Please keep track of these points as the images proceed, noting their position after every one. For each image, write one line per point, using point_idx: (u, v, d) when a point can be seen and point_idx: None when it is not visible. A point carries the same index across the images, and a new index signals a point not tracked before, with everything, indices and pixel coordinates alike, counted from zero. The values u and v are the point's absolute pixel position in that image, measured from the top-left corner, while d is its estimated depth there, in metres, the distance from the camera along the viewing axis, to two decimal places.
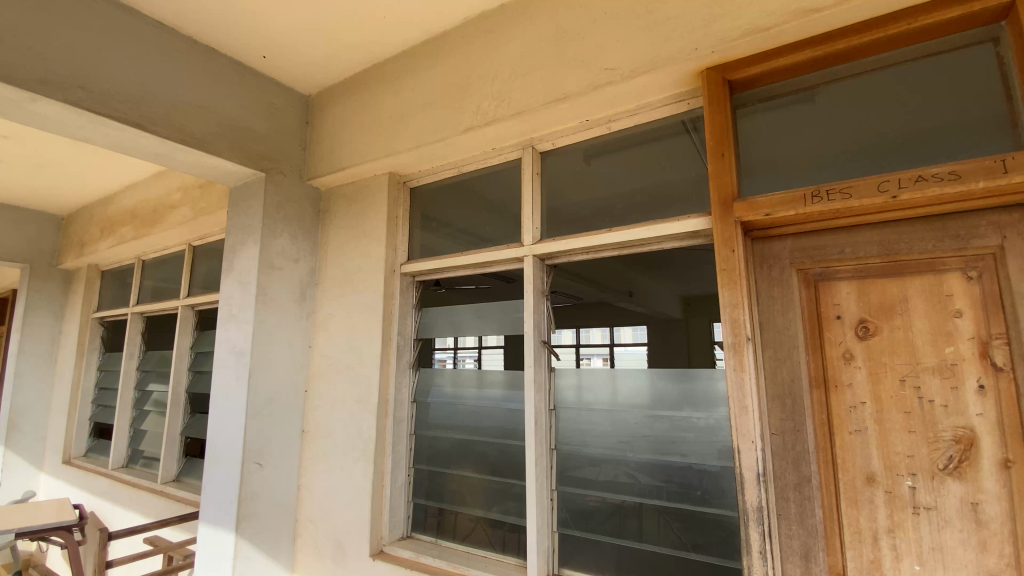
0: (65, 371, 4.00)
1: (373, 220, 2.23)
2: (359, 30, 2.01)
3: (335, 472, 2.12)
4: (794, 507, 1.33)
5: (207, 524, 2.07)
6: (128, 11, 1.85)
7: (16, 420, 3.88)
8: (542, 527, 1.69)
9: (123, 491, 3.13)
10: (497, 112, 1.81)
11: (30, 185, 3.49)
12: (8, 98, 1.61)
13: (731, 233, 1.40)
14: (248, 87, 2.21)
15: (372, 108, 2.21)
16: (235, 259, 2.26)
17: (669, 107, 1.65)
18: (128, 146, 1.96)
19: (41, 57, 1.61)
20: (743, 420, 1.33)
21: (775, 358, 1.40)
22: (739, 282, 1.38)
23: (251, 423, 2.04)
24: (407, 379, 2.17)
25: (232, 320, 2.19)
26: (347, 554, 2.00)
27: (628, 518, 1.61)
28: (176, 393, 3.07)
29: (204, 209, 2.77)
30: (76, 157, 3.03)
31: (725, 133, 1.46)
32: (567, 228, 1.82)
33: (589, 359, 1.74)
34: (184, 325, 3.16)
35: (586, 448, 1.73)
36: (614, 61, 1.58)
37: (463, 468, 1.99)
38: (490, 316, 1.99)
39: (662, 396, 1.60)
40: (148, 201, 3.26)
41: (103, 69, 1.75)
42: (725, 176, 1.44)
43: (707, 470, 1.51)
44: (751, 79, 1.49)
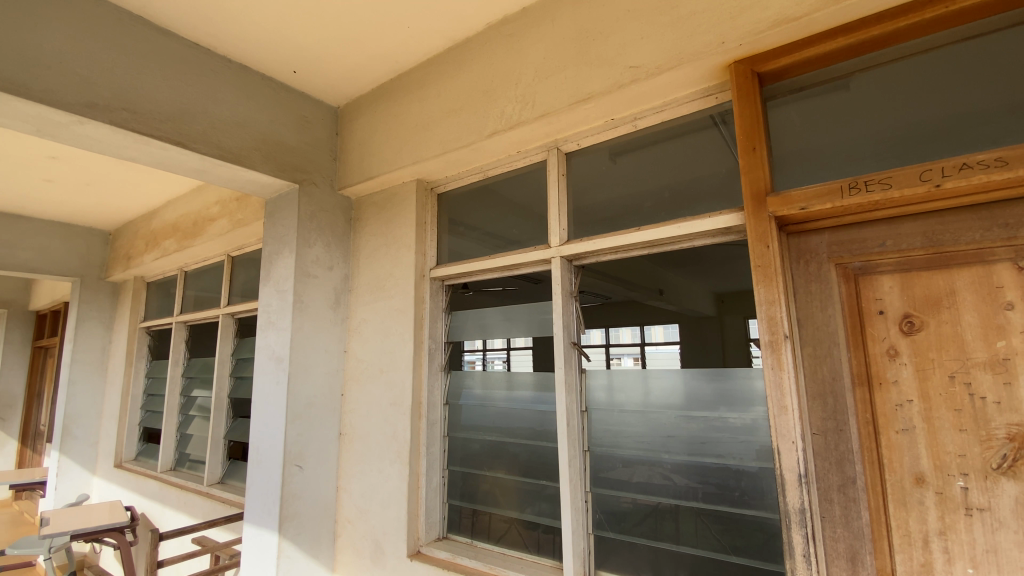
0: (115, 378, 4.20)
1: (402, 226, 2.28)
2: (384, 40, 2.05)
3: (371, 474, 2.16)
4: (838, 509, 1.29)
5: (251, 524, 2.14)
6: (166, 35, 1.93)
7: (71, 426, 4.09)
8: (577, 529, 1.69)
9: (171, 493, 3.26)
10: (522, 115, 1.82)
11: (80, 203, 3.69)
12: (58, 121, 1.70)
13: (765, 229, 1.37)
14: (279, 101, 2.28)
15: (399, 115, 2.25)
16: (272, 268, 2.33)
17: (696, 102, 1.63)
18: (169, 163, 2.05)
19: (88, 82, 1.71)
20: (782, 420, 1.31)
21: (815, 356, 1.36)
22: (775, 279, 1.35)
23: (290, 427, 2.10)
24: (439, 382, 2.20)
25: (270, 328, 2.27)
26: (385, 554, 2.04)
27: (664, 520, 1.59)
28: (219, 398, 3.20)
29: (241, 220, 2.87)
30: (122, 175, 3.18)
31: (756, 127, 1.43)
32: (595, 228, 1.81)
33: (620, 359, 1.73)
34: (225, 333, 3.28)
35: (619, 450, 1.72)
36: (638, 58, 1.57)
37: (496, 470, 2.00)
38: (518, 318, 2.00)
39: (697, 395, 1.58)
40: (188, 214, 3.40)
41: (146, 91, 1.84)
42: (757, 170, 1.41)
43: (745, 470, 1.48)
44: (781, 70, 1.46)
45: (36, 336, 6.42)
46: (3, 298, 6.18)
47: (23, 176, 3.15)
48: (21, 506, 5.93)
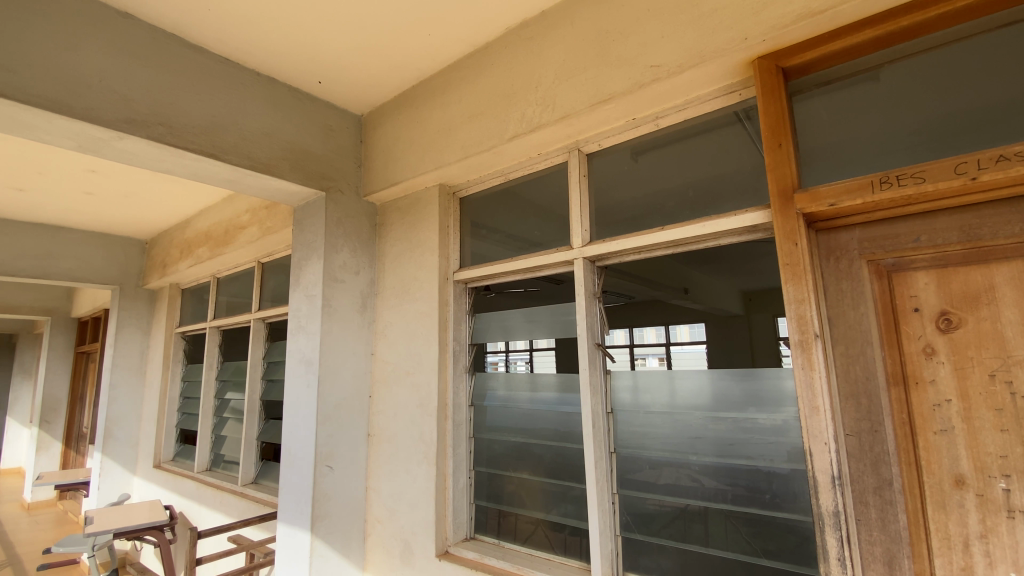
0: (153, 382, 4.36)
1: (426, 231, 2.31)
2: (406, 48, 2.09)
3: (399, 474, 2.20)
4: (874, 511, 1.26)
5: (284, 524, 2.20)
6: (198, 51, 2.01)
7: (112, 428, 4.26)
8: (604, 530, 1.69)
9: (207, 493, 3.37)
10: (542, 117, 1.83)
11: (119, 214, 3.85)
12: (99, 137, 1.78)
13: (793, 226, 1.35)
14: (306, 111, 2.34)
15: (421, 121, 2.29)
16: (301, 274, 2.39)
17: (719, 99, 1.62)
18: (202, 174, 2.12)
19: (126, 99, 1.79)
20: (814, 421, 1.28)
21: (847, 355, 1.33)
22: (804, 277, 1.33)
23: (321, 429, 2.15)
24: (464, 384, 2.22)
25: (301, 332, 2.33)
26: (413, 554, 2.07)
27: (693, 522, 1.58)
28: (252, 401, 3.29)
29: (270, 228, 2.95)
30: (157, 187, 3.31)
31: (782, 123, 1.41)
32: (618, 228, 1.81)
33: (644, 359, 1.71)
34: (256, 337, 3.37)
35: (645, 452, 1.71)
36: (659, 57, 1.56)
37: (521, 471, 2.01)
38: (540, 320, 2.02)
39: (725, 396, 1.56)
40: (220, 223, 3.52)
41: (180, 106, 1.92)
42: (784, 167, 1.39)
43: (775, 472, 1.46)
44: (807, 64, 1.43)
45: (78, 342, 6.72)
46: (48, 306, 6.49)
47: (65, 189, 3.31)
48: (65, 505, 6.21)
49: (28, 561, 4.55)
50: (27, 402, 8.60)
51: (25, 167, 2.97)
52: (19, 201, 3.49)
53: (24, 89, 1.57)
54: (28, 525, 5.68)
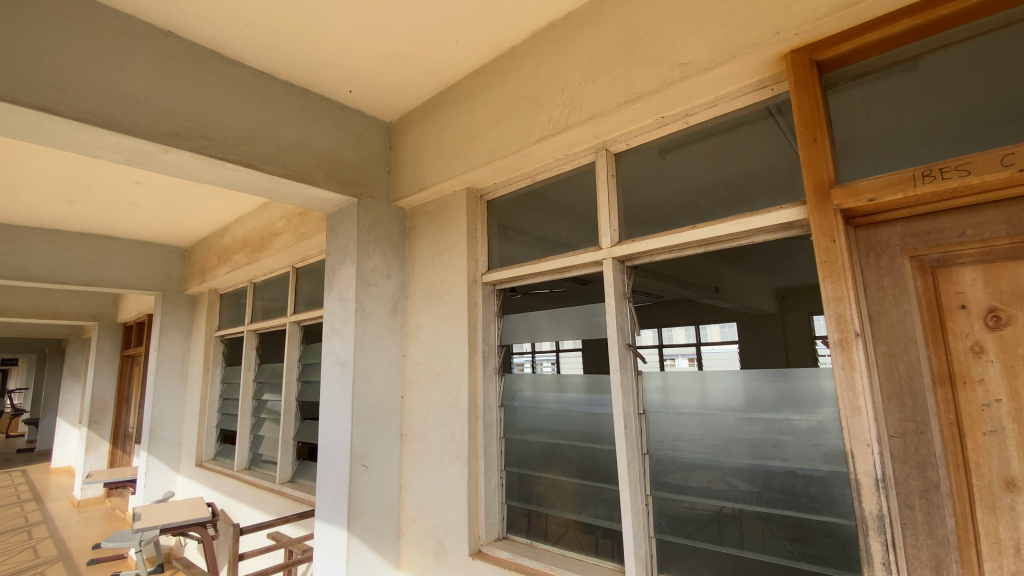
0: (194, 384, 4.53)
1: (454, 234, 2.34)
2: (433, 55, 2.13)
3: (432, 474, 2.23)
4: (920, 515, 1.22)
5: (322, 521, 2.26)
6: (236, 65, 2.09)
7: (157, 428, 4.45)
8: (638, 532, 1.68)
9: (247, 491, 3.49)
10: (570, 119, 1.84)
11: (161, 223, 4.02)
12: (145, 151, 1.87)
13: (831, 222, 1.32)
14: (337, 120, 2.41)
15: (449, 126, 2.32)
16: (334, 278, 2.46)
17: (750, 95, 1.59)
18: (240, 183, 2.20)
19: (170, 113, 1.87)
20: (856, 422, 1.25)
21: (890, 354, 1.29)
22: (843, 274, 1.30)
23: (356, 429, 2.21)
24: (494, 385, 2.24)
25: (335, 334, 2.39)
26: (447, 553, 2.10)
27: (728, 525, 1.56)
28: (288, 401, 3.39)
29: (305, 234, 3.04)
30: (197, 196, 3.45)
31: (817, 117, 1.39)
32: (647, 228, 1.80)
33: (674, 359, 1.71)
34: (291, 340, 3.47)
35: (677, 453, 1.70)
36: (688, 55, 1.55)
37: (552, 472, 2.02)
38: (567, 320, 2.03)
39: (759, 397, 1.53)
40: (255, 229, 3.64)
41: (219, 118, 2.00)
42: (819, 162, 1.36)
43: (812, 476, 1.43)
44: (842, 57, 1.40)
45: (124, 346, 7.04)
46: (96, 311, 6.83)
47: (112, 200, 3.47)
48: (113, 502, 6.50)
49: (80, 556, 4.79)
50: (77, 404, 9.05)
51: (76, 180, 3.14)
52: (69, 212, 3.68)
53: (76, 107, 1.66)
54: (79, 521, 5.97)
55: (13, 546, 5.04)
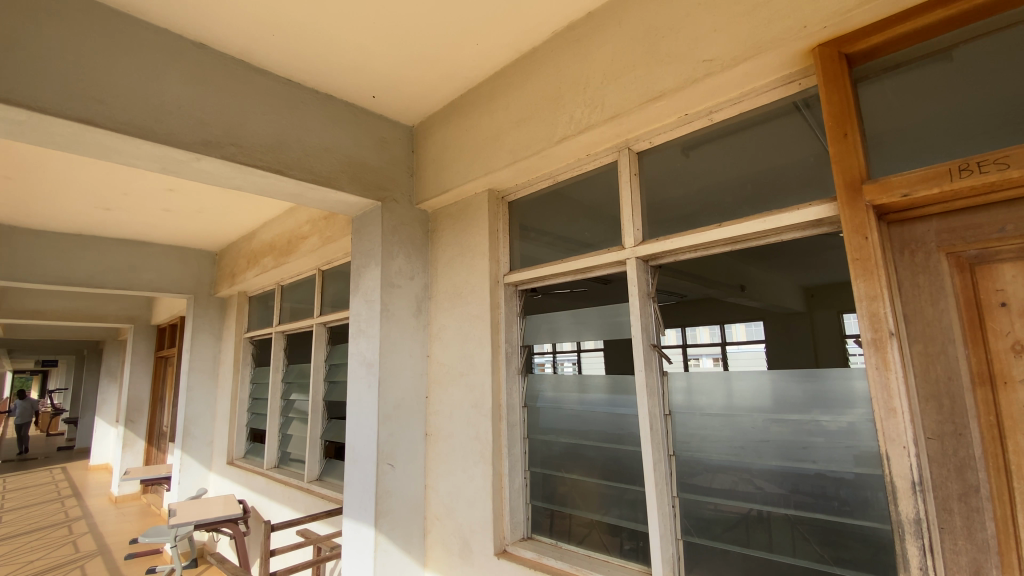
0: (225, 384, 4.66)
1: (477, 235, 2.36)
2: (454, 58, 2.15)
3: (456, 473, 2.25)
4: (959, 519, 1.18)
5: (350, 519, 2.30)
6: (264, 74, 2.15)
7: (189, 427, 4.58)
8: (665, 534, 1.66)
9: (277, 489, 3.57)
10: (591, 118, 1.84)
11: (192, 228, 4.15)
12: (179, 159, 1.94)
13: (863, 219, 1.29)
14: (362, 125, 2.45)
15: (470, 128, 2.34)
16: (359, 280, 2.50)
17: (777, 90, 1.57)
18: (269, 189, 2.26)
19: (201, 122, 1.93)
20: (891, 423, 1.22)
21: (927, 354, 1.26)
22: (876, 272, 1.26)
23: (382, 429, 2.24)
24: (517, 385, 2.25)
25: (361, 335, 2.43)
26: (473, 552, 2.11)
27: (756, 527, 1.53)
28: (316, 401, 3.46)
29: (330, 237, 3.10)
30: (226, 202, 3.54)
31: (847, 112, 1.35)
32: (671, 227, 1.78)
33: (698, 359, 1.70)
34: (318, 341, 3.54)
35: (703, 455, 1.67)
36: (712, 52, 1.53)
37: (575, 472, 2.01)
38: (589, 321, 2.03)
39: (786, 397, 1.51)
40: (282, 233, 3.72)
41: (248, 126, 2.05)
42: (850, 158, 1.33)
43: (842, 478, 1.40)
44: (873, 49, 1.36)
45: (158, 347, 7.29)
46: (131, 315, 7.08)
47: (146, 207, 3.60)
48: (149, 498, 6.73)
49: (118, 550, 4.97)
50: (114, 403, 9.37)
51: (113, 189, 3.27)
52: (106, 219, 3.83)
53: (114, 118, 1.73)
54: (116, 516, 6.19)
55: (56, 540, 5.27)
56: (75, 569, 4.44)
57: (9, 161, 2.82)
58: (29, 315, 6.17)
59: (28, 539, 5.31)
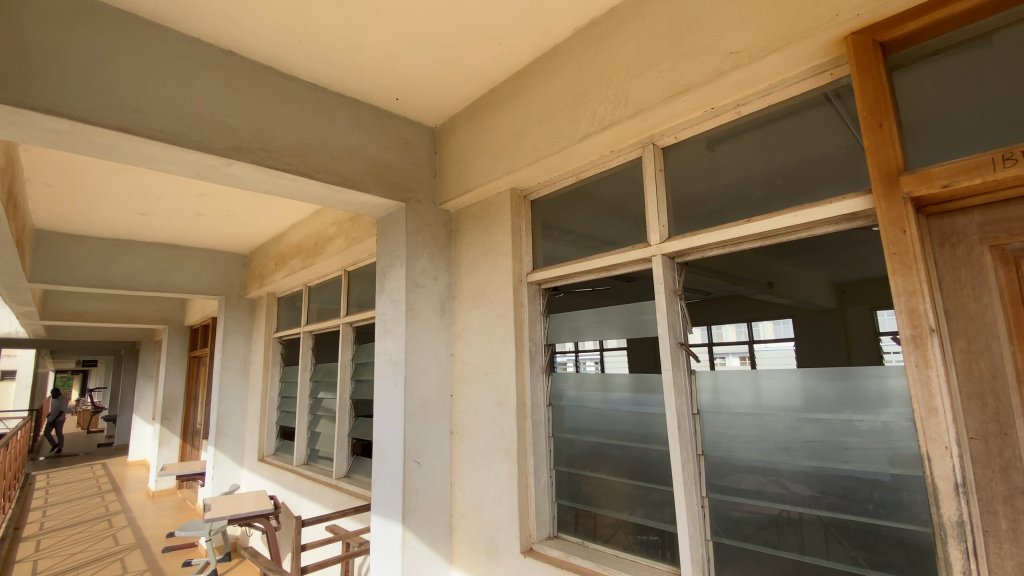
0: (255, 383, 4.79)
1: (500, 234, 2.37)
2: (476, 58, 2.16)
3: (481, 471, 2.26)
4: (1005, 522, 1.14)
5: (378, 515, 2.34)
6: (291, 79, 2.19)
7: (222, 425, 4.72)
8: (694, 534, 1.63)
9: (306, 485, 3.65)
10: (615, 114, 1.82)
11: (223, 231, 4.27)
12: (211, 164, 1.99)
13: (900, 211, 1.25)
14: (385, 128, 2.48)
15: (492, 128, 2.35)
16: (385, 281, 2.53)
17: (807, 81, 1.53)
18: (296, 192, 2.31)
19: (233, 128, 1.98)
20: (932, 423, 1.18)
21: (969, 351, 1.21)
22: (915, 266, 1.22)
23: (408, 426, 2.27)
24: (541, 383, 2.24)
25: (387, 334, 2.46)
26: (499, 550, 2.12)
27: (787, 529, 1.50)
28: (343, 399, 3.52)
29: (356, 238, 3.15)
30: (255, 205, 3.64)
31: (882, 101, 1.31)
32: (697, 224, 1.76)
33: (724, 358, 1.68)
34: (345, 341, 3.60)
35: (732, 455, 1.64)
36: (739, 44, 1.50)
37: (601, 471, 2.00)
38: (612, 319, 2.01)
39: (817, 396, 1.47)
40: (309, 235, 3.80)
41: (277, 131, 2.10)
42: (886, 148, 1.28)
43: (876, 480, 1.36)
44: (909, 36, 1.32)
45: (191, 347, 7.54)
46: (165, 316, 7.33)
47: (180, 211, 3.72)
48: (184, 494, 6.96)
49: (155, 543, 5.15)
50: (150, 401, 9.70)
51: (148, 195, 3.39)
52: (142, 223, 3.97)
53: (151, 126, 1.79)
54: (154, 511, 6.42)
55: (98, 533, 5.49)
56: (115, 562, 4.63)
57: (52, 169, 2.96)
58: (69, 317, 6.44)
59: (72, 532, 5.55)
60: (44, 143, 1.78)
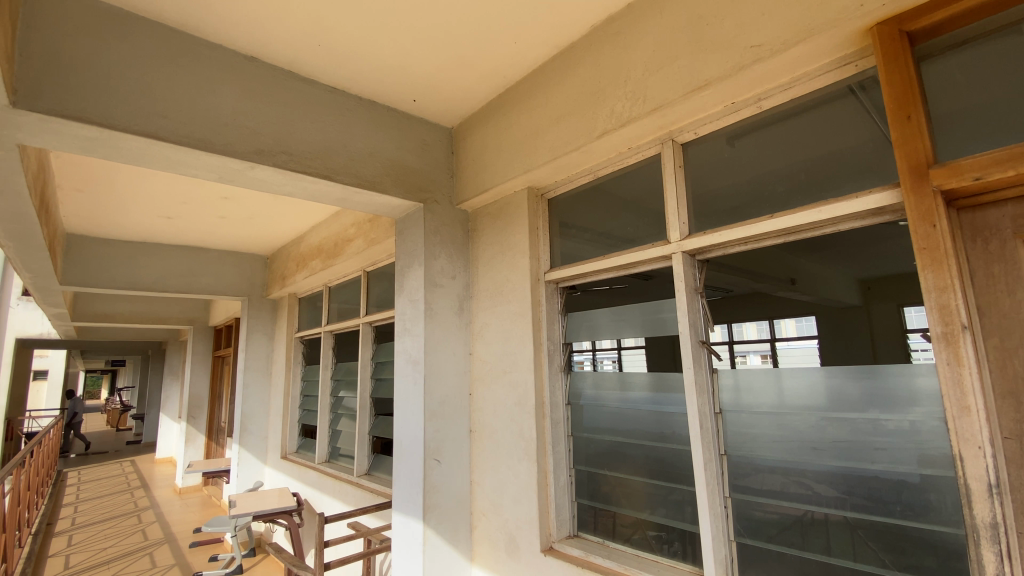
0: (278, 382, 4.88)
1: (517, 233, 2.37)
2: (492, 58, 2.17)
3: (501, 469, 2.27)
4: None
5: (399, 513, 2.36)
6: (311, 83, 2.23)
7: (246, 423, 4.82)
8: (717, 535, 1.61)
9: (328, 483, 3.70)
10: (633, 111, 1.81)
11: (245, 234, 4.36)
12: (235, 168, 2.04)
13: (930, 206, 1.21)
14: (403, 130, 2.51)
15: (509, 127, 2.35)
16: (404, 281, 2.56)
17: (831, 74, 1.49)
18: (317, 194, 2.34)
19: (255, 132, 2.03)
20: (964, 422, 1.14)
21: (1003, 348, 1.17)
22: (947, 261, 1.18)
23: (428, 425, 2.29)
24: (560, 382, 2.24)
25: (406, 334, 2.48)
26: (520, 549, 2.13)
27: (812, 531, 1.48)
28: (364, 398, 3.57)
29: (375, 239, 3.19)
30: (276, 208, 3.70)
31: (910, 93, 1.28)
32: (718, 220, 1.74)
33: (745, 356, 1.66)
34: (365, 340, 3.64)
35: (755, 455, 1.62)
36: (760, 37, 1.48)
37: (620, 471, 1.99)
38: (630, 318, 2.00)
39: (842, 395, 1.44)
40: (329, 236, 3.86)
41: (297, 134, 2.14)
42: (914, 141, 1.25)
43: (905, 481, 1.32)
44: (937, 25, 1.28)
45: (215, 347, 7.71)
46: (190, 316, 7.51)
47: (203, 214, 3.80)
48: (209, 491, 7.13)
49: (182, 538, 5.29)
50: (176, 401, 9.95)
51: (173, 198, 3.47)
52: (168, 226, 4.07)
53: (177, 131, 1.84)
54: (181, 507, 6.59)
55: (127, 528, 5.66)
56: (144, 557, 4.76)
57: (81, 175, 3.05)
58: (99, 318, 6.63)
59: (103, 527, 5.72)
60: (75, 149, 1.84)
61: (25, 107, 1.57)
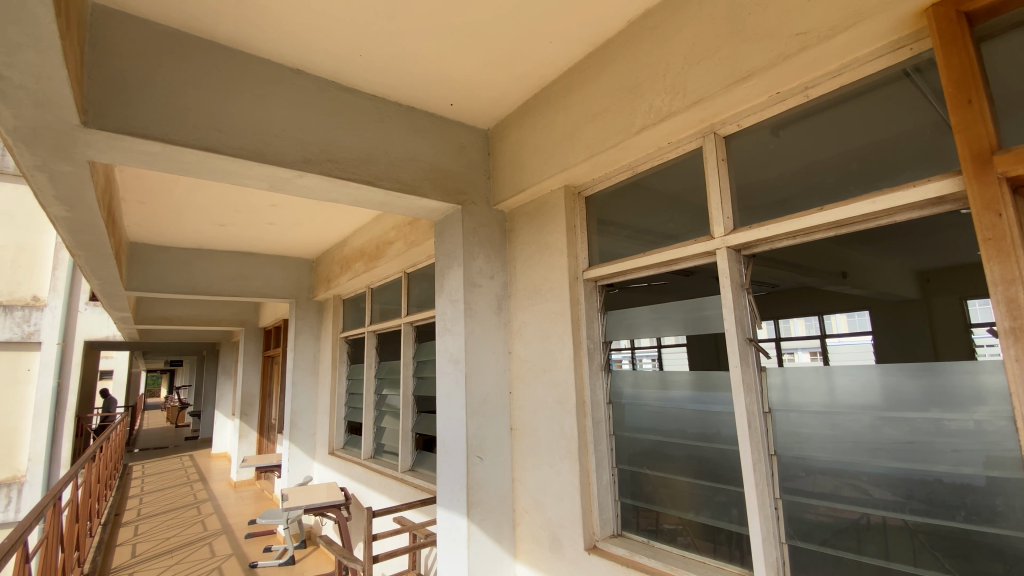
0: (324, 381, 5.06)
1: (555, 231, 2.38)
2: (528, 59, 2.18)
3: (543, 467, 2.29)
4: None
5: (443, 508, 2.42)
6: (353, 92, 2.31)
7: (295, 420, 5.02)
8: (768, 536, 1.57)
9: (374, 478, 3.81)
10: (672, 105, 1.79)
11: (291, 239, 4.55)
12: (284, 177, 2.13)
13: (994, 193, 1.15)
14: (441, 133, 2.56)
15: (545, 127, 2.36)
16: (444, 281, 2.61)
17: (885, 58, 1.43)
18: (360, 199, 2.42)
19: (303, 142, 2.12)
20: None
21: None
22: (1014, 252, 1.12)
23: (470, 422, 2.34)
24: (600, 382, 2.23)
25: (447, 333, 2.54)
26: (563, 546, 2.14)
27: (869, 534, 1.42)
28: (407, 396, 3.67)
29: (415, 241, 3.27)
30: (321, 213, 3.85)
31: (971, 75, 1.21)
32: (763, 214, 1.69)
33: (793, 353, 1.62)
34: (406, 339, 3.73)
35: (806, 455, 1.57)
36: (805, 24, 1.44)
37: (664, 471, 1.97)
38: (670, 316, 1.98)
39: (900, 394, 1.38)
40: (371, 239, 3.98)
41: (342, 142, 2.22)
42: (976, 126, 1.19)
43: (969, 484, 1.26)
44: (999, 3, 1.21)
45: (264, 347, 8.06)
46: (241, 318, 7.90)
47: (253, 221, 3.99)
48: (262, 485, 7.47)
49: (238, 530, 5.57)
50: (229, 399, 10.47)
51: (226, 207, 3.66)
52: (221, 233, 4.30)
53: (230, 143, 1.94)
54: (236, 499, 6.93)
55: (188, 520, 6.00)
56: (204, 546, 5.03)
57: (143, 187, 3.27)
58: (159, 321, 7.06)
59: (166, 518, 6.09)
60: (139, 163, 1.97)
61: (96, 126, 1.70)
